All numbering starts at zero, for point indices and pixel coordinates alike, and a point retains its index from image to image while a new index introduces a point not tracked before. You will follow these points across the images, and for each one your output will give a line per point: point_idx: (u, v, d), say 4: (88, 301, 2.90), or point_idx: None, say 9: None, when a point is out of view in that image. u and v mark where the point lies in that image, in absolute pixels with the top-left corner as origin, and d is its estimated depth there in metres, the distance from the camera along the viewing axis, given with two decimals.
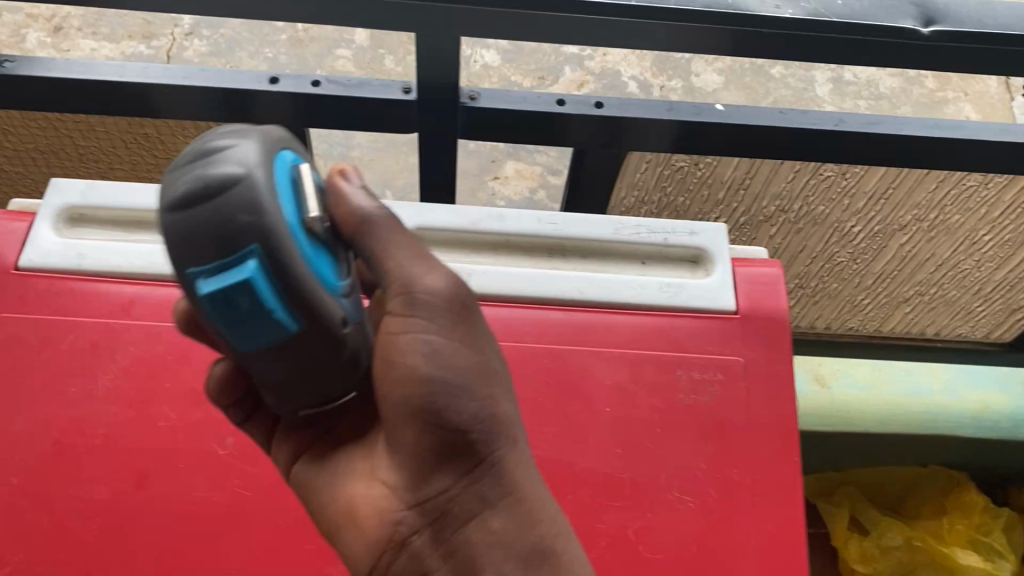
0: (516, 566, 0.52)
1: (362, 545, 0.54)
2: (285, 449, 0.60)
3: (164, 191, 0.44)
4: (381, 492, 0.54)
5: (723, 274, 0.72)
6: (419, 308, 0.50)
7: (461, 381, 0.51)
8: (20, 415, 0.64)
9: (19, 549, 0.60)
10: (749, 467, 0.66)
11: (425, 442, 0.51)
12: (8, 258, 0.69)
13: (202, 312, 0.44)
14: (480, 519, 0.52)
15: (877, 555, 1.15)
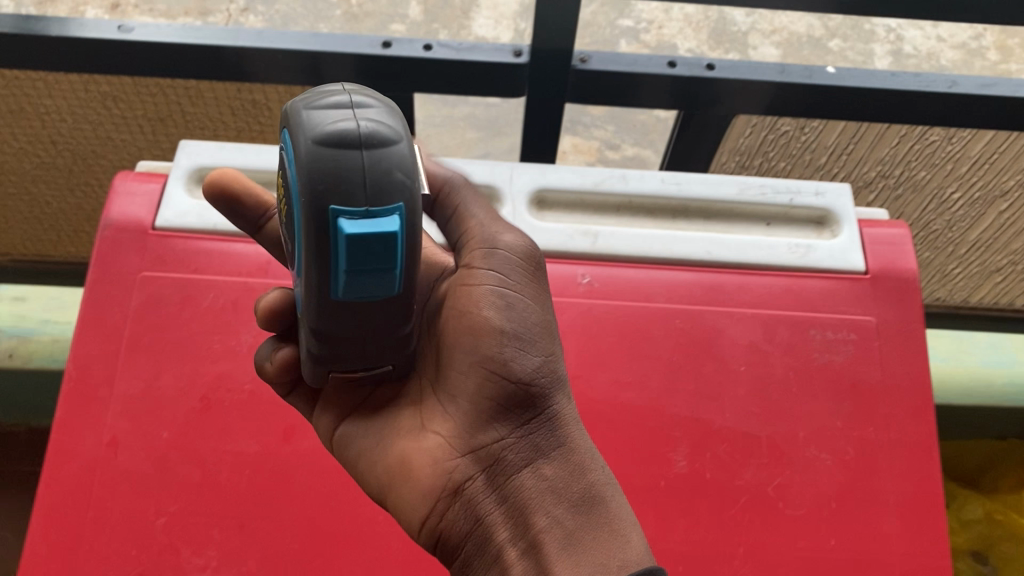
0: (569, 510, 0.53)
1: (417, 495, 0.55)
2: (328, 414, 0.60)
3: (311, 120, 0.41)
4: (435, 442, 0.55)
5: (850, 235, 0.72)
6: (495, 265, 0.55)
7: (530, 335, 0.55)
8: (166, 371, 0.65)
9: (175, 500, 0.62)
10: (886, 425, 0.66)
11: (489, 389, 0.54)
12: (145, 219, 0.70)
13: (323, 252, 0.42)
14: (535, 466, 0.54)
15: (958, 528, 0.99)
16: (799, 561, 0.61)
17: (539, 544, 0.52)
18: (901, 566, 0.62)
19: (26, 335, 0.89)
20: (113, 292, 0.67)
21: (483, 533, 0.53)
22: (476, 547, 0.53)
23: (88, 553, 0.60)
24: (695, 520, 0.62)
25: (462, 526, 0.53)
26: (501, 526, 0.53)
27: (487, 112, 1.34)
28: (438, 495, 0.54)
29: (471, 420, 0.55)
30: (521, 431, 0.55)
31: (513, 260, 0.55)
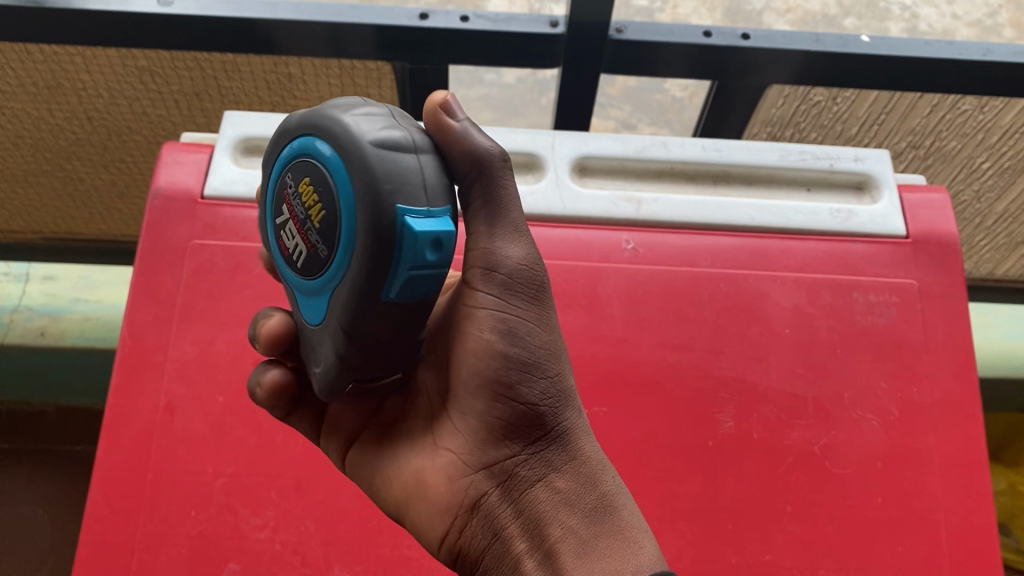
0: (584, 521, 0.49)
1: (436, 512, 0.52)
2: (337, 440, 0.58)
3: (358, 126, 0.42)
4: (446, 460, 0.52)
5: (891, 201, 0.73)
6: (495, 286, 0.49)
7: (535, 353, 0.50)
8: (220, 336, 0.66)
9: (232, 463, 0.63)
10: (929, 386, 0.67)
11: (495, 408, 0.51)
12: (193, 188, 0.71)
13: (384, 250, 0.41)
14: (547, 480, 0.50)
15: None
16: (846, 518, 0.63)
17: (555, 554, 0.48)
18: (947, 522, 0.63)
19: (56, 314, 0.90)
20: (165, 260, 0.68)
21: (502, 548, 0.50)
22: (494, 561, 0.50)
23: (149, 514, 0.61)
24: (744, 479, 0.63)
25: (481, 540, 0.50)
26: (518, 538, 0.49)
27: (503, 92, 1.27)
28: (456, 511, 0.51)
29: (479, 437, 0.51)
30: (535, 445, 0.51)
31: (524, 274, 0.49)
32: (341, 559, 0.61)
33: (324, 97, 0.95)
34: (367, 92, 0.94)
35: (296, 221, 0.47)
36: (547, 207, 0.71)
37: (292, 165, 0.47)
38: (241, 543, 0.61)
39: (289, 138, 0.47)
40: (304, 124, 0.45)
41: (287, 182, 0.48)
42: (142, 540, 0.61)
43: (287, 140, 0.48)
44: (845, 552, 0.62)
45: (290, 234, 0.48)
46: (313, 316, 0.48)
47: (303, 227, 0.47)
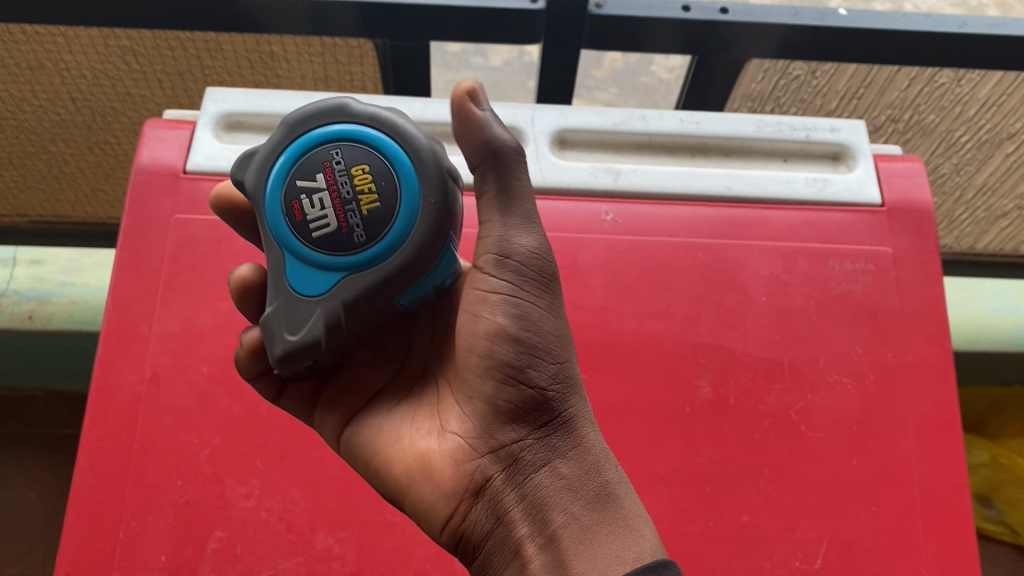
0: (586, 507, 0.51)
1: (439, 495, 0.53)
2: (334, 416, 0.60)
3: (434, 151, 0.53)
4: (453, 445, 0.54)
5: (866, 169, 0.74)
6: (509, 270, 0.53)
7: (545, 342, 0.53)
8: (204, 309, 0.67)
9: (217, 433, 0.64)
10: (904, 351, 0.68)
11: (502, 393, 0.53)
12: (175, 163, 0.71)
13: (425, 261, 0.52)
14: (551, 465, 0.52)
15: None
16: (822, 480, 0.64)
17: (558, 539, 0.49)
18: (920, 483, 0.64)
19: (43, 297, 0.90)
20: (148, 235, 0.69)
21: (505, 531, 0.51)
22: (497, 546, 0.51)
23: (136, 483, 0.62)
24: (721, 443, 0.64)
25: (485, 524, 0.52)
26: (522, 521, 0.51)
27: (491, 76, 1.35)
28: (459, 495, 0.53)
29: (486, 421, 0.53)
30: (539, 432, 0.53)
31: (534, 266, 0.53)
32: (326, 525, 0.62)
33: (307, 75, 0.96)
34: (349, 70, 0.95)
35: (332, 196, 0.53)
36: (527, 179, 0.72)
37: (344, 144, 0.53)
38: (227, 511, 0.62)
39: (348, 121, 0.53)
40: (382, 122, 0.53)
41: (333, 155, 0.53)
42: (129, 509, 0.62)
43: (341, 124, 0.53)
44: (821, 513, 0.63)
45: (310, 202, 0.53)
46: (299, 288, 0.53)
47: (340, 205, 0.52)
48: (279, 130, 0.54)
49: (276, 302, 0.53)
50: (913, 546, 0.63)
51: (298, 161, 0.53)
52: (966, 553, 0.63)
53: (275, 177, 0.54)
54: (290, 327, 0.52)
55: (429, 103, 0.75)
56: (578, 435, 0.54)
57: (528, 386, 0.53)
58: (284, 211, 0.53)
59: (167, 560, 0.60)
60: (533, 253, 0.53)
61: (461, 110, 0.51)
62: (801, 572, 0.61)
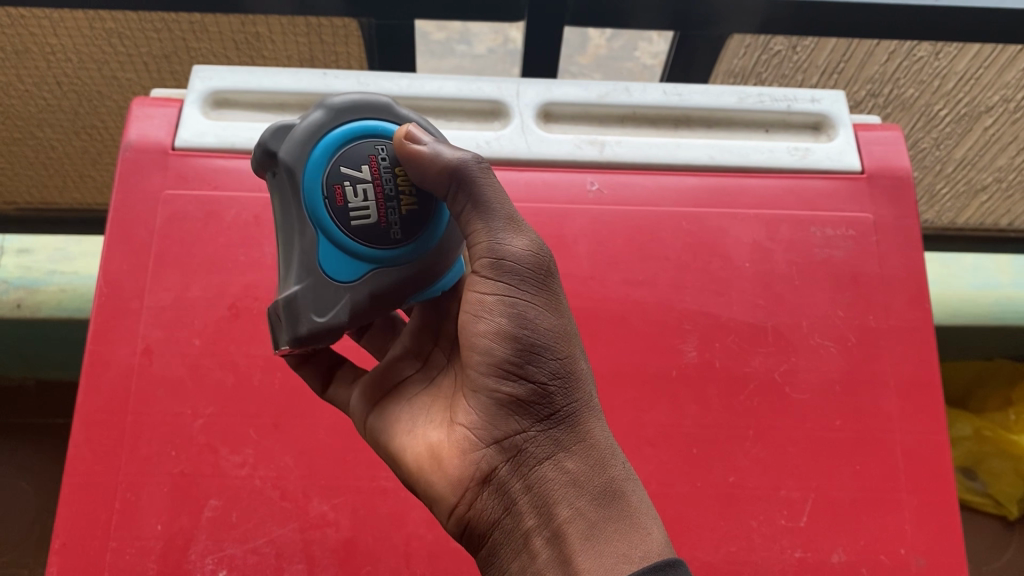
0: (592, 503, 0.49)
1: (446, 482, 0.52)
2: (363, 394, 0.59)
3: None
4: (459, 434, 0.52)
5: (846, 138, 0.75)
6: (503, 272, 0.50)
7: (546, 337, 0.50)
8: (195, 283, 0.68)
9: (210, 404, 0.64)
10: (884, 314, 0.69)
11: (503, 386, 0.50)
12: (164, 140, 0.72)
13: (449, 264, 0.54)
14: (556, 459, 0.50)
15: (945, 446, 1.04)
16: (806, 440, 0.65)
17: (562, 535, 0.48)
18: (901, 442, 0.66)
19: (32, 286, 0.90)
20: (138, 211, 0.69)
21: (512, 522, 0.50)
22: (504, 537, 0.50)
23: (131, 454, 0.63)
24: (708, 406, 0.66)
25: (491, 514, 0.50)
26: (529, 514, 0.49)
27: (475, 64, 1.36)
28: (466, 484, 0.51)
29: (489, 414, 0.51)
30: (542, 427, 0.51)
31: (522, 269, 0.50)
32: (320, 493, 0.63)
33: (292, 57, 0.97)
34: (334, 50, 0.96)
35: (375, 189, 0.52)
36: (513, 151, 0.72)
37: (387, 141, 0.52)
38: (222, 480, 0.63)
39: (391, 119, 0.53)
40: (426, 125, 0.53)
41: (377, 149, 0.52)
42: (124, 480, 0.62)
43: (380, 119, 0.53)
44: (805, 472, 0.64)
45: (354, 190, 0.51)
46: (331, 272, 0.50)
47: (383, 199, 0.52)
48: (317, 111, 0.51)
49: (303, 280, 0.50)
50: (895, 503, 0.64)
51: (341, 146, 0.51)
52: (948, 509, 0.64)
53: (316, 157, 0.50)
54: (321, 308, 0.49)
55: (414, 78, 0.75)
56: (582, 431, 0.51)
57: (529, 381, 0.50)
58: (322, 193, 0.50)
59: (163, 529, 0.61)
60: (525, 255, 0.50)
61: (406, 155, 0.50)
62: (786, 530, 0.63)
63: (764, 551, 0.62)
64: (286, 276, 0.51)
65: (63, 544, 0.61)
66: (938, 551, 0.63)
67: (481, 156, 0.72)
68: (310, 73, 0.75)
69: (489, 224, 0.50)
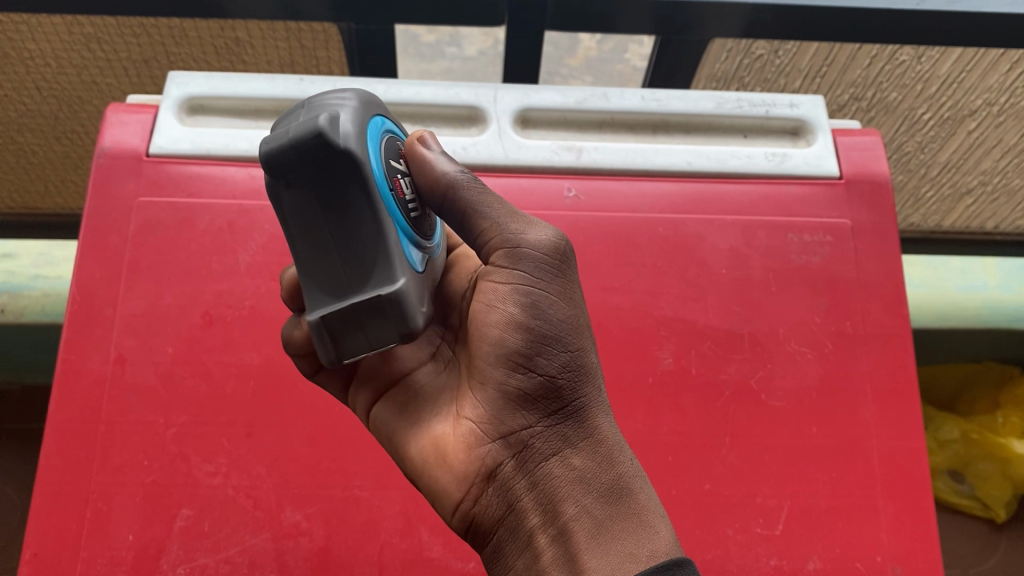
0: (599, 500, 0.48)
1: (451, 478, 0.50)
2: (365, 391, 0.56)
3: None
4: (466, 428, 0.51)
5: (825, 143, 0.74)
6: (519, 263, 0.49)
7: (559, 329, 0.50)
8: (168, 290, 0.67)
9: (183, 412, 0.64)
10: (862, 320, 0.69)
11: (512, 379, 0.49)
12: (139, 147, 0.71)
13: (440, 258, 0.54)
14: (563, 455, 0.49)
15: (934, 450, 1.04)
16: (782, 448, 0.65)
17: (569, 532, 0.47)
18: (877, 448, 0.66)
19: (16, 291, 0.89)
20: (112, 218, 0.69)
21: (516, 519, 0.49)
22: (508, 534, 0.49)
23: (103, 464, 0.63)
24: (683, 413, 0.65)
25: (496, 511, 0.49)
26: (533, 512, 0.48)
27: (466, 65, 1.36)
28: (471, 479, 0.50)
29: (496, 407, 0.50)
30: (552, 420, 0.50)
31: (542, 262, 0.49)
32: (293, 502, 0.62)
33: (273, 60, 0.96)
34: (315, 54, 0.96)
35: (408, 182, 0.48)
36: (489, 158, 0.72)
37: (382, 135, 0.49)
38: (194, 489, 0.62)
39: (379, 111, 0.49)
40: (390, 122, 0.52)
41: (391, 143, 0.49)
42: (95, 489, 0.62)
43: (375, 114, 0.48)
44: (781, 480, 0.64)
45: (404, 184, 0.47)
46: (410, 263, 0.45)
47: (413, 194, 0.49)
48: (349, 96, 0.42)
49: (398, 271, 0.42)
50: (872, 510, 0.64)
51: (380, 139, 0.46)
52: (924, 516, 0.64)
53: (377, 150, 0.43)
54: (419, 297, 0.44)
55: (392, 84, 0.75)
56: (592, 425, 0.50)
57: (542, 374, 0.49)
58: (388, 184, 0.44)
59: (135, 539, 0.61)
60: (541, 244, 0.49)
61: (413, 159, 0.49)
62: (762, 538, 0.62)
63: (740, 559, 0.62)
64: (365, 271, 0.42)
65: (34, 554, 0.60)
66: (914, 558, 0.63)
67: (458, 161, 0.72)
68: (286, 79, 0.75)
69: (501, 223, 0.50)
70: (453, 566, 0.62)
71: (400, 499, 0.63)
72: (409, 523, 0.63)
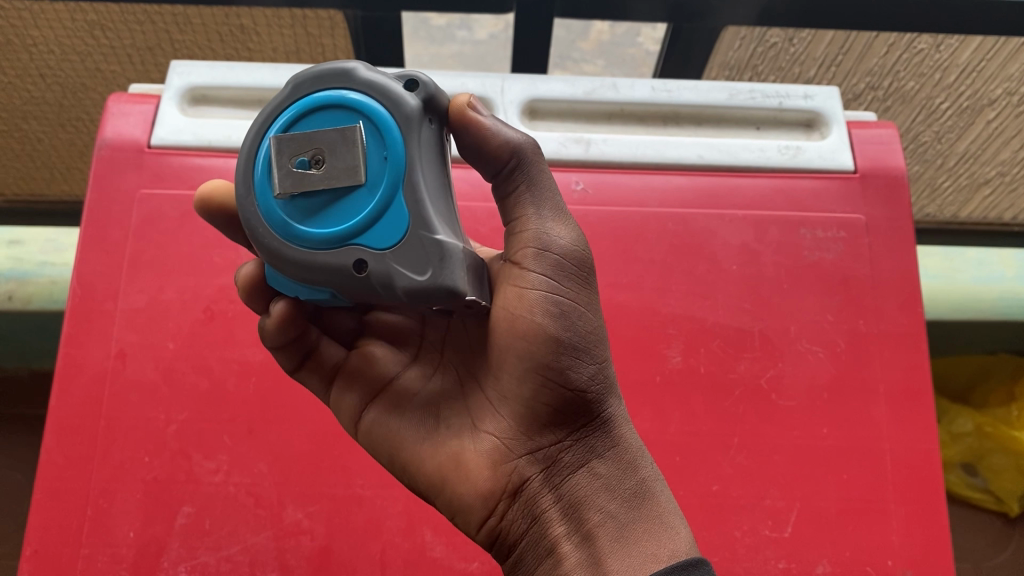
0: (623, 505, 0.48)
1: (472, 496, 0.49)
2: (352, 393, 0.54)
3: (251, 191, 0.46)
4: (489, 443, 0.49)
5: (839, 136, 0.73)
6: (550, 267, 0.47)
7: (587, 343, 0.48)
8: (169, 285, 0.66)
9: (184, 409, 0.63)
10: (875, 318, 0.67)
11: (540, 390, 0.48)
12: (140, 138, 0.70)
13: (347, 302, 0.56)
14: (589, 465, 0.49)
15: (947, 442, 1.02)
16: (791, 448, 0.64)
17: (595, 539, 0.47)
18: (888, 450, 0.64)
19: (24, 277, 0.89)
20: (113, 210, 0.68)
21: (540, 531, 0.48)
22: (531, 545, 0.48)
23: (103, 460, 0.62)
24: (691, 413, 0.64)
25: (520, 524, 0.48)
26: (558, 521, 0.48)
27: (476, 49, 1.34)
28: (497, 495, 0.48)
29: (521, 420, 0.49)
30: (578, 432, 0.49)
31: (566, 263, 0.48)
32: (295, 500, 0.62)
33: (277, 48, 0.95)
34: (320, 42, 0.95)
35: None
36: None
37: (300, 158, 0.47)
38: (195, 487, 0.62)
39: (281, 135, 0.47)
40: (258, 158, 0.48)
41: None
42: (96, 486, 0.61)
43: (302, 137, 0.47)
44: (791, 481, 0.63)
45: None
46: None
47: None
48: None
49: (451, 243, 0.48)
50: (883, 513, 0.63)
51: None
52: (937, 519, 0.63)
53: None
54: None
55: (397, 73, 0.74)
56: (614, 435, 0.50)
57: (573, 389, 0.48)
58: None
59: (135, 537, 0.60)
60: (570, 249, 0.48)
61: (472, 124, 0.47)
62: (769, 540, 0.61)
63: (747, 561, 0.61)
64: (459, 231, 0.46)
65: (36, 551, 0.60)
66: (926, 562, 0.61)
67: None
68: (290, 68, 0.74)
69: (541, 211, 0.48)
70: (456, 567, 0.61)
71: (402, 498, 0.62)
72: (412, 523, 0.62)
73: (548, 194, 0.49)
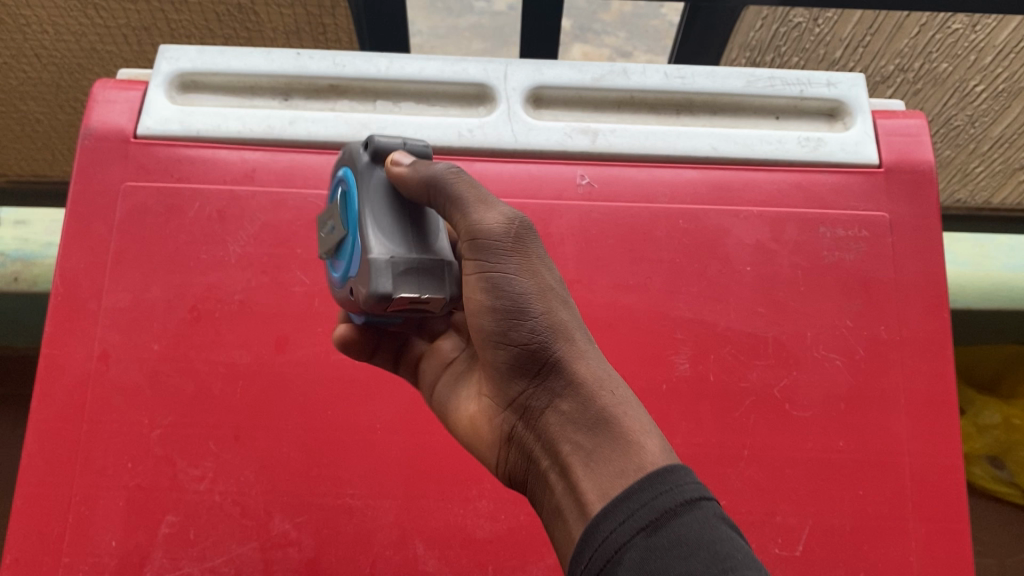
0: (587, 435, 0.42)
1: (488, 451, 0.48)
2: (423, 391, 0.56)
3: None
4: (484, 404, 0.49)
5: (864, 127, 0.68)
6: (478, 250, 0.44)
7: (523, 299, 0.43)
8: (154, 282, 0.64)
9: (169, 413, 0.61)
10: (898, 323, 0.63)
11: (495, 355, 0.45)
12: (126, 128, 0.67)
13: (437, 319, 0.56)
14: (553, 404, 0.43)
15: (973, 434, 0.98)
16: (805, 462, 0.60)
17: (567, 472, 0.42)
18: (910, 465, 0.61)
19: (30, 259, 0.87)
20: (97, 204, 0.65)
21: (535, 472, 0.45)
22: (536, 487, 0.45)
23: (85, 465, 0.60)
24: (700, 424, 0.61)
25: (522, 469, 0.46)
26: (543, 458, 0.44)
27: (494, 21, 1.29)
28: (499, 448, 0.47)
29: (498, 379, 0.46)
30: (537, 376, 0.44)
31: (484, 237, 0.44)
32: (283, 510, 0.59)
33: (276, 29, 0.91)
34: (320, 22, 0.91)
35: None
36: (497, 141, 0.67)
37: None
38: (179, 495, 0.59)
39: None
40: None
41: None
42: (77, 493, 0.59)
43: None
44: (805, 497, 0.59)
45: None
46: None
47: None
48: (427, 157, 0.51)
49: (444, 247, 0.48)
50: (902, 532, 0.59)
51: None
52: (959, 539, 0.59)
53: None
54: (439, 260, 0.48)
55: (395, 58, 0.70)
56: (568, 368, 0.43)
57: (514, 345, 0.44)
58: None
59: (117, 546, 0.58)
60: (493, 231, 0.44)
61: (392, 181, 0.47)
62: (781, 559, 0.58)
63: None
64: (422, 243, 0.46)
65: (14, 559, 0.58)
66: None
67: (464, 146, 0.67)
68: (283, 53, 0.70)
69: (463, 208, 0.44)
70: None
71: (394, 509, 0.59)
72: (404, 535, 0.59)
73: (474, 188, 0.45)
